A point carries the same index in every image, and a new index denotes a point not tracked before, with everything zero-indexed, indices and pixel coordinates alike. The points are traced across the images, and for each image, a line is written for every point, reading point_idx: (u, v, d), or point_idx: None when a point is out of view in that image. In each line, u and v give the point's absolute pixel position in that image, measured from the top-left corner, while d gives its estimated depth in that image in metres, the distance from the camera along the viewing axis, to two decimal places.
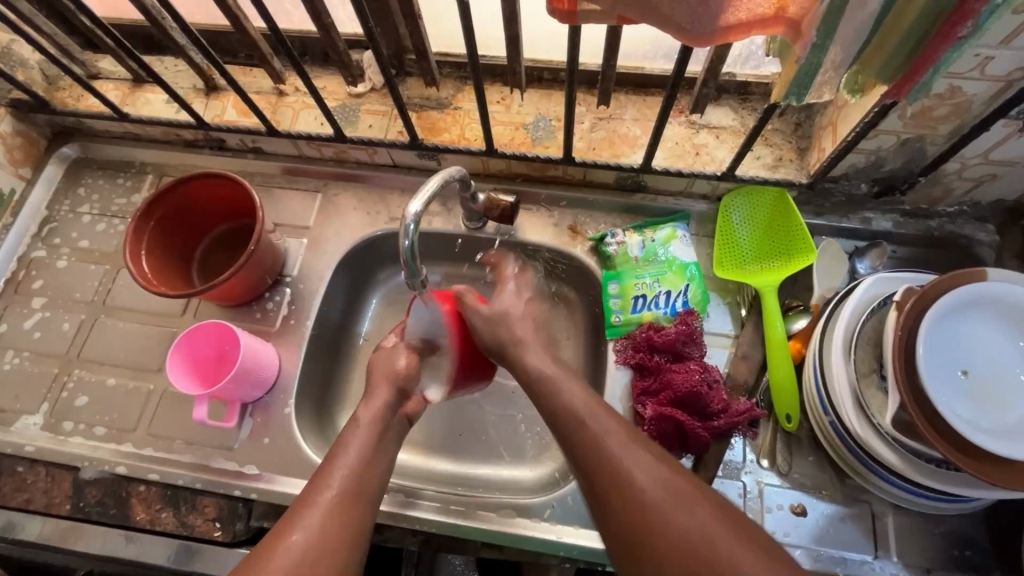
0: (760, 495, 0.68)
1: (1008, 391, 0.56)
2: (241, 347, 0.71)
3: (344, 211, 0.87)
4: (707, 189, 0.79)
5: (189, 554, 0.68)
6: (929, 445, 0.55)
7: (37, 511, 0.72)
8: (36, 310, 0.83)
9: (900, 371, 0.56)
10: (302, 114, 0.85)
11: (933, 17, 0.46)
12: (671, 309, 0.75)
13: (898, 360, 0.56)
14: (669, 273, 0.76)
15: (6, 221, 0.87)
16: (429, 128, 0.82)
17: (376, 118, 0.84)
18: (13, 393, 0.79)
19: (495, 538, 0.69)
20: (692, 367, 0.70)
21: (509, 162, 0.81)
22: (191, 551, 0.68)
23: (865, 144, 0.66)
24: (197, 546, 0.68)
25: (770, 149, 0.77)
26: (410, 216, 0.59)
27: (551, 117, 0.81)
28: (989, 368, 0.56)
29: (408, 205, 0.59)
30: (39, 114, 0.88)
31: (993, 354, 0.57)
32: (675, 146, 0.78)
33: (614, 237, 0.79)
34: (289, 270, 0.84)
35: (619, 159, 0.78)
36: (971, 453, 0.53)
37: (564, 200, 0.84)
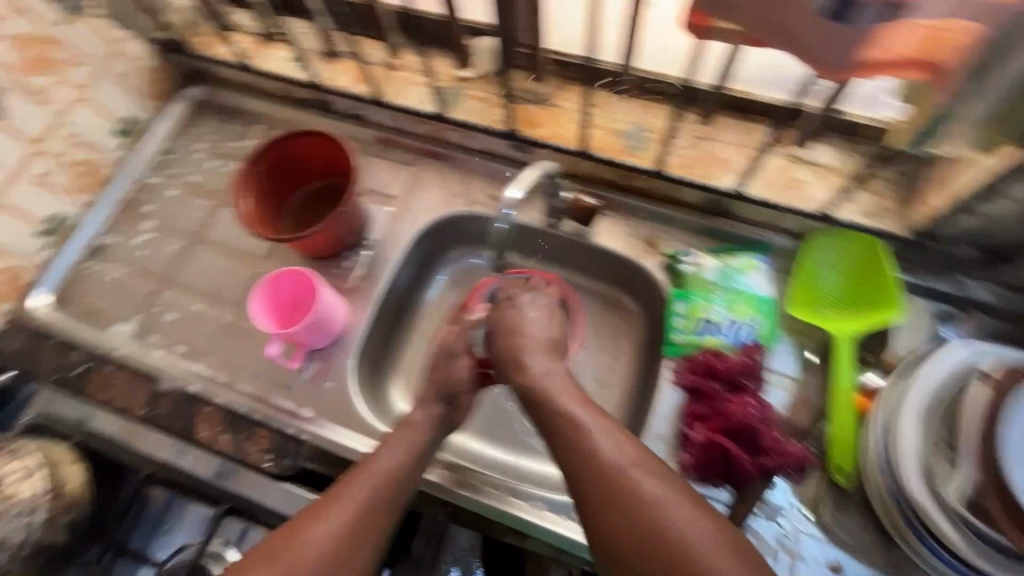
0: (797, 542, 0.66)
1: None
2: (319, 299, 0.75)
3: (429, 187, 0.91)
4: (794, 225, 0.77)
5: (229, 472, 0.74)
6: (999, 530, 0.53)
7: (115, 411, 0.79)
8: (144, 231, 0.91)
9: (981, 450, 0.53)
10: (409, 90, 0.89)
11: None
12: (736, 339, 0.74)
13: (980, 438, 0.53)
14: (740, 303, 0.75)
15: (131, 146, 0.95)
16: (526, 121, 0.84)
17: (476, 103, 0.86)
18: (113, 301, 0.87)
19: (521, 525, 0.70)
20: (749, 401, 0.68)
21: (597, 166, 0.82)
22: (231, 470, 0.74)
23: (980, 207, 0.63)
24: (236, 467, 0.75)
25: (870, 197, 0.74)
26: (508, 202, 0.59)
27: (646, 128, 0.81)
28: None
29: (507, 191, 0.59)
30: (175, 55, 0.96)
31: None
32: (770, 177, 0.77)
33: (689, 257, 0.79)
34: (370, 234, 0.89)
35: (709, 180, 0.78)
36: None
37: (643, 212, 0.84)
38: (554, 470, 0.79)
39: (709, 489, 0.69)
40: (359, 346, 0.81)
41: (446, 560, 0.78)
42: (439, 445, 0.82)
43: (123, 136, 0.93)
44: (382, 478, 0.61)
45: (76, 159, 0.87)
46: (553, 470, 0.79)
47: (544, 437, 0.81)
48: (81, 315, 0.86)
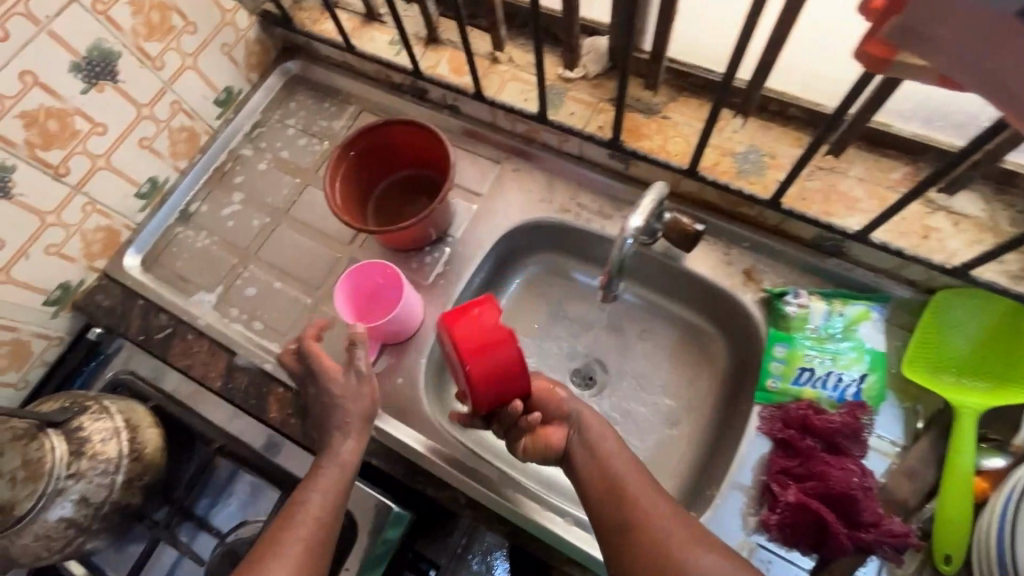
0: None
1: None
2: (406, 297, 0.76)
3: (517, 189, 0.87)
4: (920, 277, 0.70)
5: (273, 446, 0.76)
6: None
7: (194, 378, 0.81)
8: (233, 202, 0.92)
9: None
10: (509, 84, 0.85)
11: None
12: (839, 394, 0.68)
13: None
14: (847, 356, 0.69)
15: (228, 115, 0.96)
16: (631, 131, 0.79)
17: (579, 107, 0.82)
18: (198, 268, 0.88)
19: (579, 555, 0.68)
20: (851, 466, 0.63)
21: (703, 187, 0.76)
22: (275, 444, 0.76)
23: None
24: (280, 441, 0.76)
25: (1018, 258, 0.66)
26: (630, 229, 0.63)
27: (764, 152, 0.75)
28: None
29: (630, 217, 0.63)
30: (279, 29, 0.96)
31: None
32: (901, 220, 0.69)
33: (796, 296, 0.71)
34: (453, 231, 0.86)
35: (829, 217, 0.71)
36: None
37: (746, 241, 0.78)
38: None
39: (791, 555, 0.63)
40: (431, 345, 0.80)
41: (474, 552, 0.76)
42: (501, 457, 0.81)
43: (222, 106, 0.94)
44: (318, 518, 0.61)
45: (177, 125, 0.88)
46: None
47: None
48: (169, 279, 0.88)
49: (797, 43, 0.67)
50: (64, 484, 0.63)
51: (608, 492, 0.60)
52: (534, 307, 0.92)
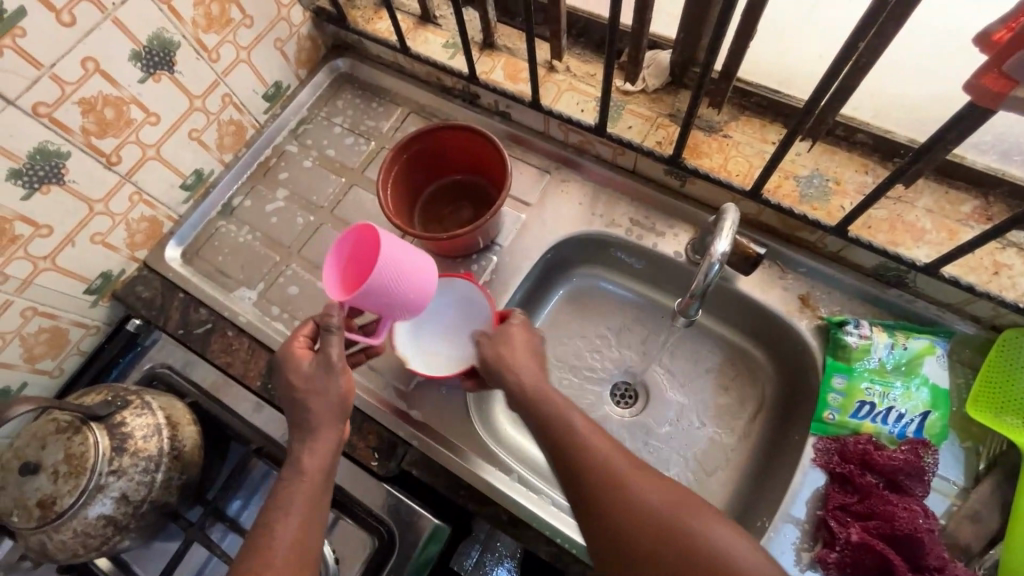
0: None
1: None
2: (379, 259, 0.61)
3: (567, 200, 0.86)
4: (986, 313, 0.68)
5: None
6: None
7: (233, 376, 0.79)
8: (277, 198, 0.91)
9: None
10: (565, 94, 0.84)
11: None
12: (900, 430, 0.66)
13: None
14: (909, 391, 0.67)
15: (275, 110, 0.95)
16: (690, 148, 0.77)
17: (637, 121, 0.80)
18: (240, 264, 0.87)
19: None
20: (915, 506, 0.61)
21: (762, 210, 0.75)
22: None
23: None
24: None
25: None
26: (715, 255, 0.61)
27: (828, 178, 0.73)
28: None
29: (715, 243, 0.61)
30: (332, 26, 0.95)
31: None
32: (971, 255, 0.67)
33: (857, 327, 0.70)
34: (500, 240, 0.85)
35: (895, 248, 0.69)
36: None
37: (803, 266, 0.76)
38: None
39: None
40: None
41: None
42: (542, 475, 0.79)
43: (270, 101, 0.93)
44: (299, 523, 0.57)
45: (226, 118, 0.87)
46: None
47: None
48: (209, 273, 0.87)
49: (882, 68, 0.68)
50: (105, 480, 0.61)
51: (629, 506, 0.56)
52: (575, 320, 0.90)
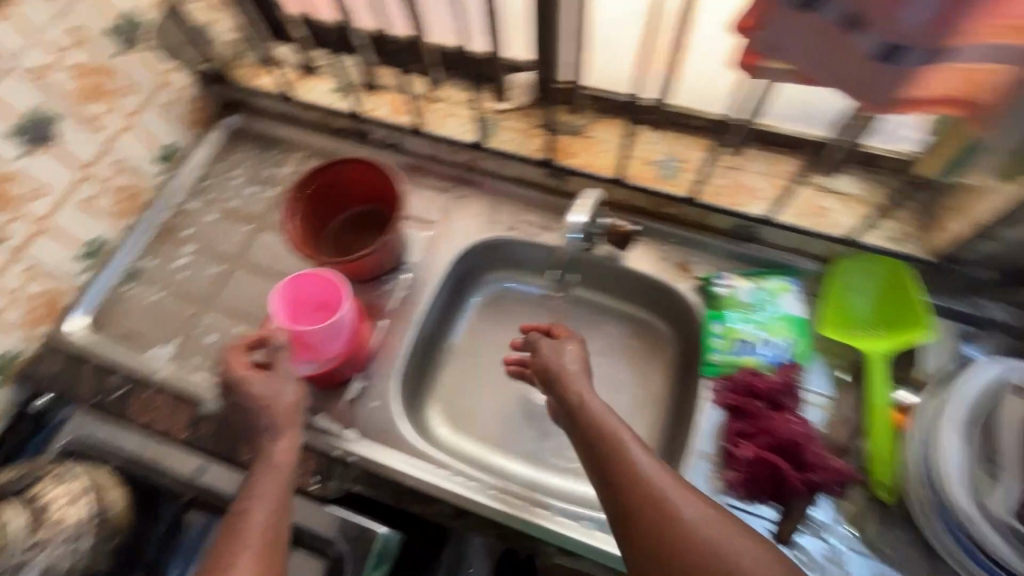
0: (843, 558, 0.68)
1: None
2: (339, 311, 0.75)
3: (466, 213, 0.94)
4: (822, 250, 0.81)
5: None
6: None
7: (157, 433, 0.78)
8: (184, 254, 0.92)
9: None
10: (448, 120, 0.93)
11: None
12: (774, 358, 0.77)
13: None
14: (775, 325, 0.78)
15: (171, 171, 0.97)
16: (562, 151, 0.88)
17: (514, 134, 0.90)
18: (152, 323, 0.87)
19: (573, 546, 0.71)
20: (792, 418, 0.71)
21: (632, 193, 0.86)
22: None
23: (1004, 233, 0.67)
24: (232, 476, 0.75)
25: (893, 224, 0.79)
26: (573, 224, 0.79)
27: (679, 158, 0.85)
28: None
29: (574, 215, 0.79)
30: (218, 86, 0.99)
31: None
32: (799, 204, 0.81)
33: (723, 280, 0.82)
34: (410, 258, 0.91)
35: (739, 207, 0.82)
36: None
37: (676, 237, 0.87)
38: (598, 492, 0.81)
39: (756, 507, 0.70)
40: (400, 367, 0.82)
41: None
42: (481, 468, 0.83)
43: (164, 162, 0.95)
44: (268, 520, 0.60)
45: (120, 184, 0.88)
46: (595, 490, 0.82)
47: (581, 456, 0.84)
48: (120, 338, 0.86)
49: None
50: (26, 556, 0.61)
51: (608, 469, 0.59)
52: (493, 322, 0.96)
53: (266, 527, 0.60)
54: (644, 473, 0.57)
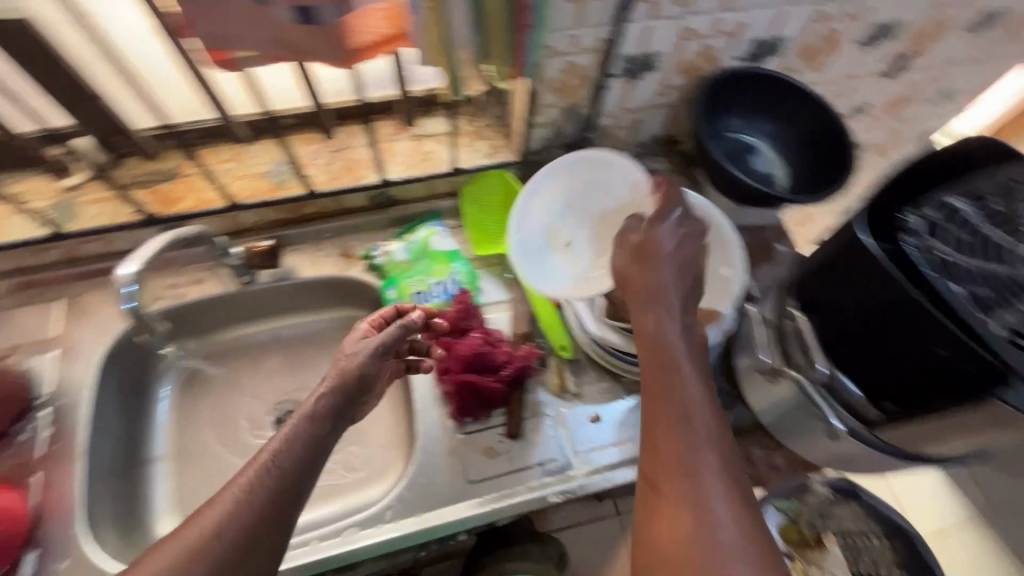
0: (562, 418, 0.79)
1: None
2: None
3: (95, 310, 0.81)
4: (448, 186, 0.90)
5: None
6: None
7: None
8: None
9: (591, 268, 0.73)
10: (9, 222, 0.78)
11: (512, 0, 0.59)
12: (447, 294, 0.84)
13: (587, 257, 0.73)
14: (436, 266, 0.85)
15: None
16: (163, 200, 0.81)
17: (100, 205, 0.80)
18: None
19: (348, 558, 0.69)
20: (474, 335, 0.79)
21: (259, 211, 0.84)
22: None
23: (543, 117, 0.82)
24: None
25: (485, 141, 0.90)
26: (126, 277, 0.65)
27: (287, 160, 0.85)
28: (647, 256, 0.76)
29: (125, 266, 0.65)
30: None
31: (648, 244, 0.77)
32: (407, 157, 0.88)
33: (379, 249, 0.86)
34: (41, 392, 0.75)
35: (360, 181, 0.86)
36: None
37: (328, 231, 0.89)
38: (368, 493, 0.82)
39: (484, 422, 0.78)
40: (82, 509, 0.70)
41: None
42: None
43: None
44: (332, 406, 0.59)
45: None
46: (366, 493, 0.82)
47: (342, 470, 0.84)
48: None
49: None
50: None
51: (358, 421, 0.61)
52: (199, 398, 0.87)
53: (268, 453, 0.54)
54: (686, 399, 0.51)
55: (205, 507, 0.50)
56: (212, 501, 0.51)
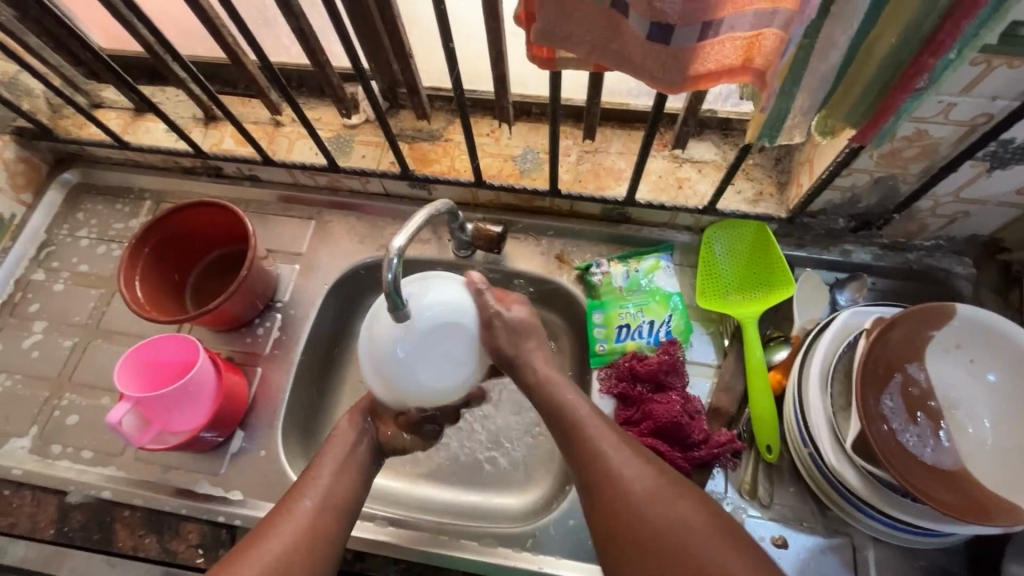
0: (742, 526, 0.68)
1: (974, 401, 0.59)
2: (194, 373, 0.69)
3: (336, 238, 0.89)
4: (690, 221, 0.81)
5: None
6: (886, 472, 0.57)
7: (20, 535, 0.72)
8: (35, 331, 0.85)
9: (860, 397, 0.57)
10: (297, 144, 0.87)
11: (899, 57, 0.46)
12: (654, 338, 0.77)
13: (860, 378, 0.57)
14: (653, 303, 0.78)
15: (5, 244, 0.88)
16: (420, 159, 0.84)
17: (369, 148, 0.86)
18: (4, 415, 0.79)
19: (480, 568, 0.69)
20: (673, 397, 0.71)
21: (497, 193, 0.83)
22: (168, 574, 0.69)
23: (842, 181, 0.68)
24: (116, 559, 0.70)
25: (751, 184, 0.79)
26: (394, 250, 0.56)
27: (538, 150, 0.83)
28: (935, 397, 0.59)
29: (393, 239, 0.56)
30: (42, 142, 0.90)
31: (942, 381, 0.60)
32: (658, 179, 0.80)
33: (598, 266, 0.80)
34: (280, 296, 0.86)
35: (604, 191, 0.80)
36: (938, 471, 0.56)
37: (551, 229, 0.85)
38: (507, 500, 0.79)
39: None
40: (284, 412, 0.79)
41: None
42: (389, 500, 0.80)
43: None
44: (341, 471, 0.61)
45: None
46: (505, 500, 0.79)
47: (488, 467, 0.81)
48: None
49: None
50: None
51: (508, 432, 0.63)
52: None
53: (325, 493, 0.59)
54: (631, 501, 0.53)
55: (271, 530, 0.55)
56: (284, 513, 0.57)
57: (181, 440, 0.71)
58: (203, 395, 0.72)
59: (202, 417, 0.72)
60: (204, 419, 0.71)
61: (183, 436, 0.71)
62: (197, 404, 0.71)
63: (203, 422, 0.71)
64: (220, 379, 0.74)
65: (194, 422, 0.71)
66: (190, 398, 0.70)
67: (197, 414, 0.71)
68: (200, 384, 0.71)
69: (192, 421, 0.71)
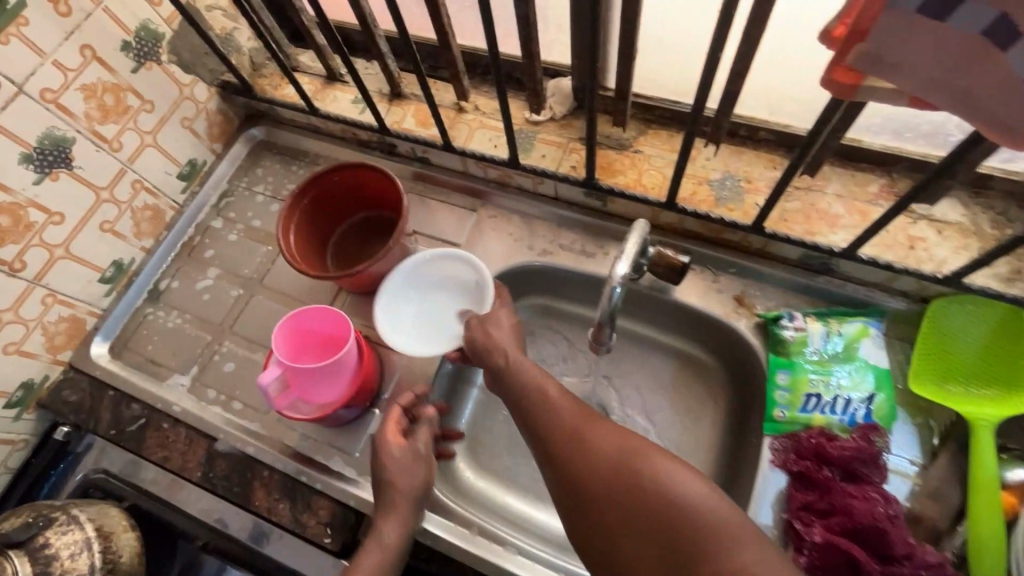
0: None
1: None
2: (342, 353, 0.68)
3: (496, 234, 0.85)
4: (911, 287, 0.68)
5: (263, 536, 0.71)
6: None
7: (171, 470, 0.76)
8: (207, 276, 0.89)
9: None
10: (477, 133, 0.85)
11: None
12: (849, 417, 0.66)
13: None
14: (852, 376, 0.67)
15: (193, 189, 0.93)
16: (604, 167, 0.78)
17: (550, 148, 0.81)
18: (171, 350, 0.84)
19: None
20: (872, 494, 0.60)
21: (684, 218, 0.75)
22: (265, 534, 0.71)
23: None
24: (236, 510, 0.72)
25: (1007, 260, 0.65)
26: (616, 277, 0.59)
27: (740, 177, 0.74)
28: None
29: (617, 265, 0.59)
30: (240, 97, 0.94)
31: None
32: (885, 234, 0.68)
33: (791, 320, 0.70)
34: None
35: (813, 237, 0.70)
36: None
37: (733, 267, 0.76)
38: None
39: None
40: None
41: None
42: (505, 518, 0.76)
43: (186, 180, 0.92)
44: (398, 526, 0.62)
45: (141, 205, 0.85)
46: None
47: None
48: (141, 364, 0.84)
49: None
50: None
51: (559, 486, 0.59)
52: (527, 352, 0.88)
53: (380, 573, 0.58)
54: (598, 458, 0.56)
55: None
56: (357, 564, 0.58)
57: (313, 417, 0.69)
58: (343, 374, 0.71)
59: (338, 395, 0.70)
60: (336, 398, 0.69)
61: (317, 412, 0.70)
62: (338, 382, 0.70)
63: (337, 401, 0.69)
64: (359, 362, 0.72)
65: (329, 400, 0.69)
66: (331, 374, 0.70)
67: (333, 392, 0.70)
68: (342, 363, 0.69)
69: (326, 399, 0.70)
